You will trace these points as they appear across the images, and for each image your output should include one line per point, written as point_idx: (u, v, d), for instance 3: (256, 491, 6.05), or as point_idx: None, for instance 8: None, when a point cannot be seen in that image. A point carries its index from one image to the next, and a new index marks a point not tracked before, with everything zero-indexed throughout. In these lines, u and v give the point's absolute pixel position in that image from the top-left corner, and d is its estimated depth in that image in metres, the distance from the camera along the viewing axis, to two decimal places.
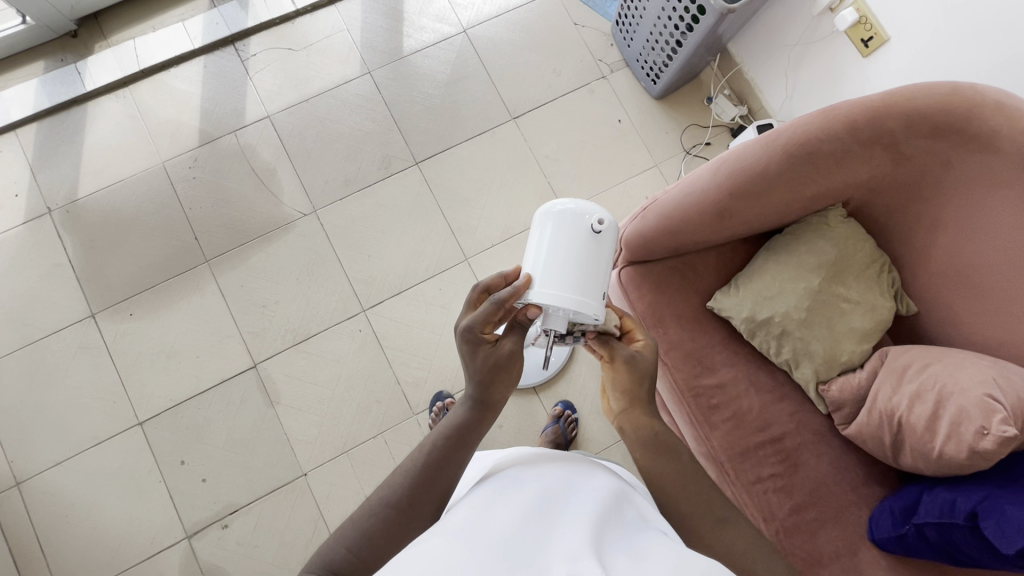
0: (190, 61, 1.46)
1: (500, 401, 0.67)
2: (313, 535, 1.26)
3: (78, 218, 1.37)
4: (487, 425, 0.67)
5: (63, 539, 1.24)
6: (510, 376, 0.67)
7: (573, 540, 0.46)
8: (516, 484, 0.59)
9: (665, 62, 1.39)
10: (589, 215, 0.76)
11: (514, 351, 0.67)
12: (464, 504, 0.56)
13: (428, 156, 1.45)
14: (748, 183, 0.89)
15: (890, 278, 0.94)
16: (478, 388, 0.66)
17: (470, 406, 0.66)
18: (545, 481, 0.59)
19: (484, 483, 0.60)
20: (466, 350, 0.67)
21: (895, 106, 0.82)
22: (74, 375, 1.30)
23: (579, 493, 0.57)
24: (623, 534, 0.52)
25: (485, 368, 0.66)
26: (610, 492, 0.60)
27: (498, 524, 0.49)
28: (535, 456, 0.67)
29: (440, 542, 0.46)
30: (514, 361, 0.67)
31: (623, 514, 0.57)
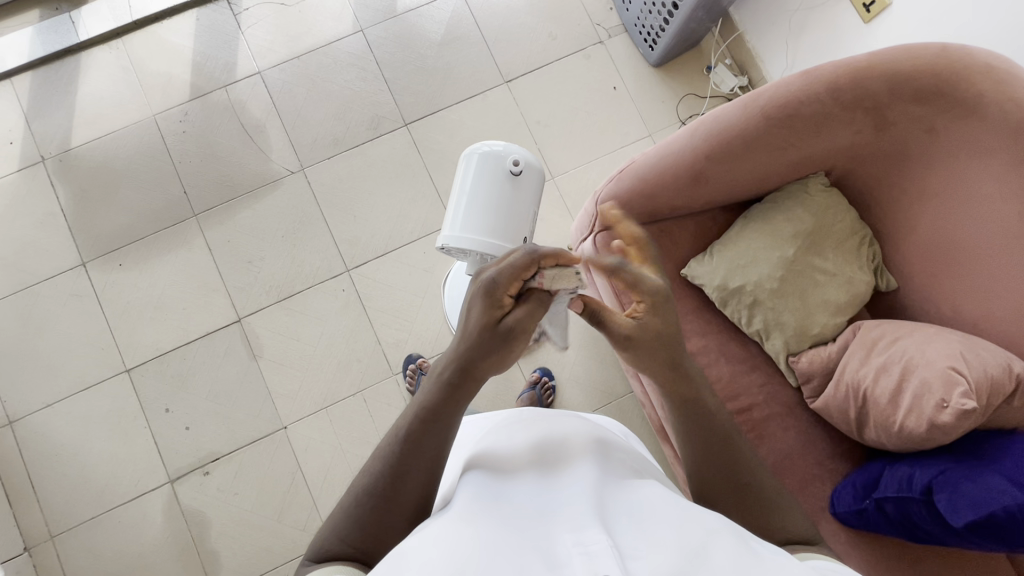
0: (183, 14, 1.45)
1: (485, 375, 0.61)
2: (291, 486, 1.29)
3: (70, 167, 1.39)
4: (466, 400, 0.61)
5: (53, 478, 1.29)
6: (501, 354, 0.61)
7: (575, 510, 0.45)
8: (510, 462, 0.57)
9: (662, 26, 1.35)
10: (511, 156, 0.88)
11: (518, 326, 0.60)
12: (459, 494, 0.53)
13: (417, 118, 1.43)
14: (726, 146, 0.86)
15: (870, 252, 0.92)
16: (465, 361, 0.60)
17: (447, 385, 0.60)
18: (535, 456, 0.57)
19: (477, 463, 0.58)
20: (478, 306, 0.60)
21: (878, 67, 0.78)
22: (65, 321, 1.34)
23: (575, 457, 0.56)
24: (625, 492, 0.51)
25: (483, 335, 0.60)
26: (609, 452, 0.59)
27: (495, 512, 0.47)
28: (527, 421, 0.65)
29: (439, 541, 0.44)
30: (518, 340, 0.61)
31: (625, 475, 0.56)
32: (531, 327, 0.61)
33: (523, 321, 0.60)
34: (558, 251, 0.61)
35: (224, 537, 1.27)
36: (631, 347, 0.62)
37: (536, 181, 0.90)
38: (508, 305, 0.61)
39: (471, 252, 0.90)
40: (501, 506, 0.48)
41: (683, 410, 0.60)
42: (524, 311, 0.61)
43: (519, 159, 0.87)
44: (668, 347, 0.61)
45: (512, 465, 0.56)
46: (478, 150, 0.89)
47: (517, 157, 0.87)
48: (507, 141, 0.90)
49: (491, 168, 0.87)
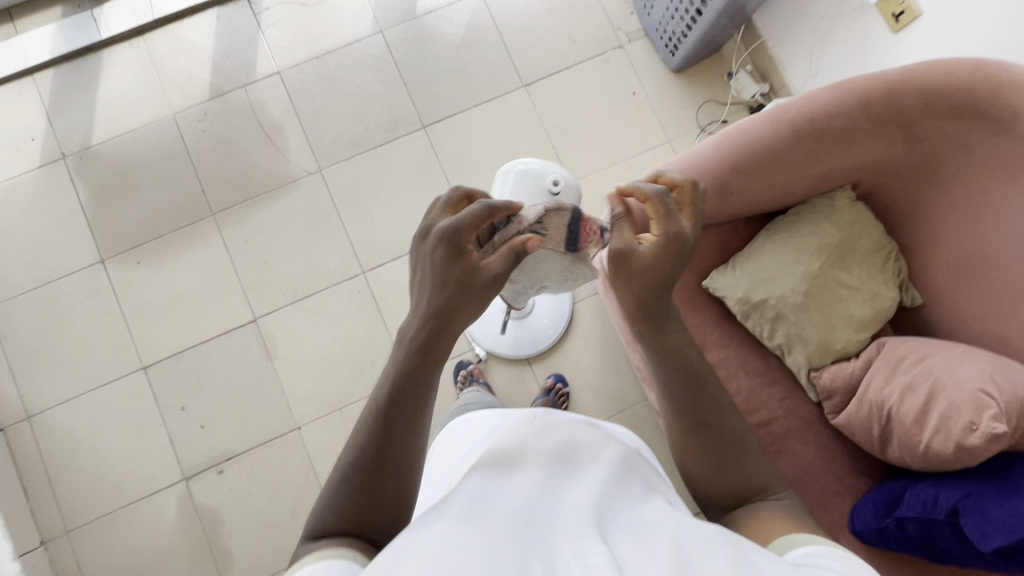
0: (203, 13, 1.45)
1: (459, 328, 0.61)
2: (304, 486, 1.30)
3: (90, 164, 1.40)
4: (441, 360, 0.61)
5: (70, 473, 1.31)
6: (479, 304, 0.61)
7: (580, 518, 0.44)
8: (518, 461, 0.56)
9: (684, 32, 1.34)
10: (549, 175, 0.87)
11: (497, 275, 0.60)
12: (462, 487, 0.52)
13: (435, 120, 1.43)
14: (752, 158, 0.85)
15: (896, 267, 0.90)
16: (440, 313, 0.59)
17: (418, 347, 0.59)
18: (545, 460, 0.56)
19: (485, 461, 0.57)
20: (442, 255, 0.59)
21: (910, 84, 0.78)
22: (83, 318, 1.35)
23: (585, 467, 0.54)
24: (632, 505, 0.50)
25: (457, 282, 0.59)
26: (621, 461, 0.58)
27: (498, 512, 0.46)
28: (540, 425, 0.64)
29: (437, 529, 0.43)
30: (495, 286, 0.61)
31: (633, 485, 0.54)
32: (506, 276, 0.61)
33: (501, 266, 0.61)
34: (508, 204, 0.61)
35: (237, 536, 1.28)
36: (627, 266, 0.60)
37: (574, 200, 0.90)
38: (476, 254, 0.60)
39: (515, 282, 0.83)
40: (504, 506, 0.47)
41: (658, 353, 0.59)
42: (497, 257, 0.61)
43: (559, 179, 0.86)
44: (663, 282, 0.59)
45: (521, 463, 0.55)
46: (516, 167, 0.88)
47: (555, 177, 0.87)
48: (544, 159, 0.89)
49: (529, 188, 0.86)
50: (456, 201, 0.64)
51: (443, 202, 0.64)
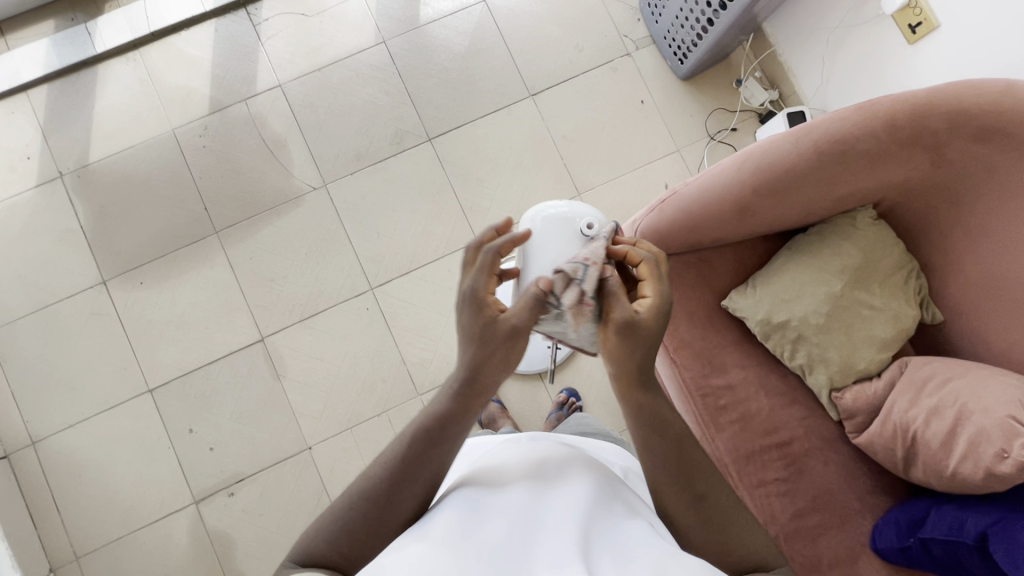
0: (201, 25, 1.41)
1: (494, 379, 0.62)
2: (316, 507, 1.28)
3: (89, 182, 1.36)
4: (476, 409, 0.61)
5: (77, 498, 1.28)
6: (508, 358, 0.61)
7: (558, 549, 0.44)
8: (502, 482, 0.56)
9: (694, 40, 1.32)
10: (579, 219, 0.78)
11: (517, 326, 0.60)
12: (444, 510, 0.52)
13: (441, 132, 1.40)
14: (774, 179, 0.84)
15: (917, 285, 0.89)
16: (471, 368, 0.61)
17: (457, 388, 0.61)
18: (528, 477, 0.56)
19: (469, 482, 0.57)
20: (469, 317, 0.62)
21: (937, 104, 0.77)
22: (86, 340, 1.32)
23: (566, 484, 0.54)
24: (613, 529, 0.50)
25: (482, 340, 0.60)
26: (606, 477, 0.58)
27: (477, 539, 0.46)
28: (530, 440, 0.65)
29: (415, 562, 0.43)
30: (520, 339, 0.61)
31: (615, 504, 0.54)
32: (528, 326, 0.61)
33: (523, 319, 0.61)
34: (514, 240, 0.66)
35: (250, 558, 1.27)
36: (620, 334, 0.60)
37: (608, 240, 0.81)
38: (498, 310, 0.61)
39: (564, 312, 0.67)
40: (483, 531, 0.47)
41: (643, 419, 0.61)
42: (520, 309, 0.61)
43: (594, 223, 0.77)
44: (650, 352, 0.62)
45: (508, 478, 0.56)
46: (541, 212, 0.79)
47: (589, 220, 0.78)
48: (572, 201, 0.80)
49: (560, 236, 0.77)
50: (470, 254, 0.66)
51: (466, 261, 0.67)
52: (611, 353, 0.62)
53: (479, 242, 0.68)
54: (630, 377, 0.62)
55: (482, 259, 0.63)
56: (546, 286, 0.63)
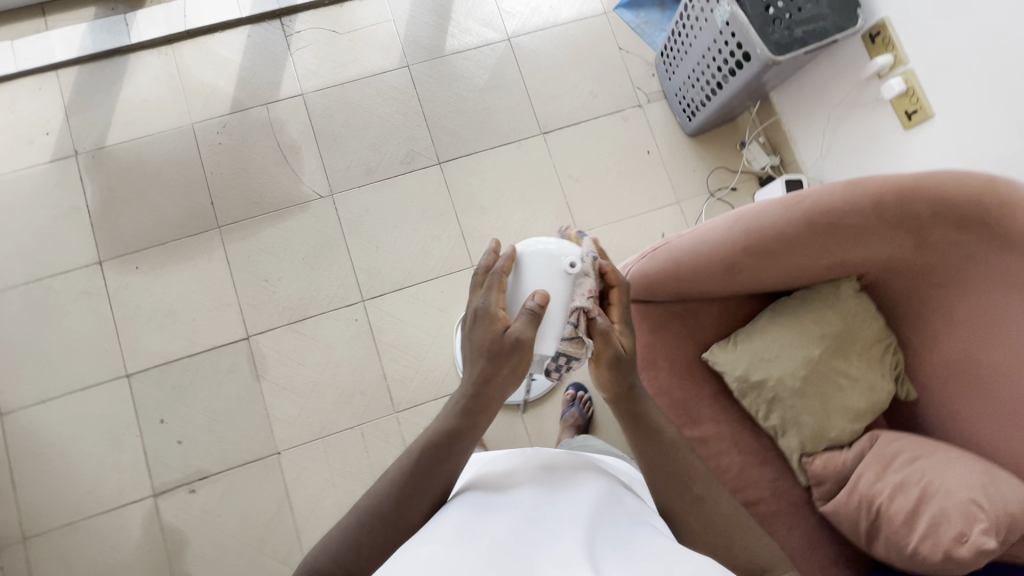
0: (235, 29, 1.47)
1: (501, 394, 0.65)
2: (277, 514, 1.26)
3: (102, 164, 1.39)
4: (482, 425, 0.64)
5: (36, 477, 1.26)
6: (511, 371, 0.64)
7: (564, 545, 0.46)
8: (506, 486, 0.58)
9: (702, 101, 1.35)
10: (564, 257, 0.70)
11: (522, 339, 0.63)
12: (450, 511, 0.54)
13: (451, 157, 1.44)
14: (763, 242, 0.87)
15: (894, 360, 0.91)
16: (482, 380, 0.63)
17: (463, 408, 0.63)
18: (532, 482, 0.58)
19: (473, 487, 0.59)
20: (479, 332, 0.64)
21: (926, 189, 0.79)
22: (72, 317, 1.32)
23: (569, 489, 0.57)
24: (615, 529, 0.52)
25: (491, 352, 0.63)
26: (605, 480, 0.62)
27: (485, 535, 0.48)
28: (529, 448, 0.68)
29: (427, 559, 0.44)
30: (525, 351, 0.63)
31: (616, 509, 0.56)
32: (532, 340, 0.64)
33: (528, 331, 0.63)
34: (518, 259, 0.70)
35: (201, 560, 1.24)
36: (610, 367, 0.70)
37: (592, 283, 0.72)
38: (505, 324, 0.64)
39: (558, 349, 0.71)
40: (491, 527, 0.49)
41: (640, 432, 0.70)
42: (522, 321, 0.64)
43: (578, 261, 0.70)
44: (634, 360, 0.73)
45: (513, 482, 0.59)
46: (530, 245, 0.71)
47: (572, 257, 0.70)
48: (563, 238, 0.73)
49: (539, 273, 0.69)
50: (478, 276, 0.69)
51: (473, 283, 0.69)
52: (603, 383, 0.72)
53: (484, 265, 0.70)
54: (623, 404, 0.71)
55: (489, 279, 0.68)
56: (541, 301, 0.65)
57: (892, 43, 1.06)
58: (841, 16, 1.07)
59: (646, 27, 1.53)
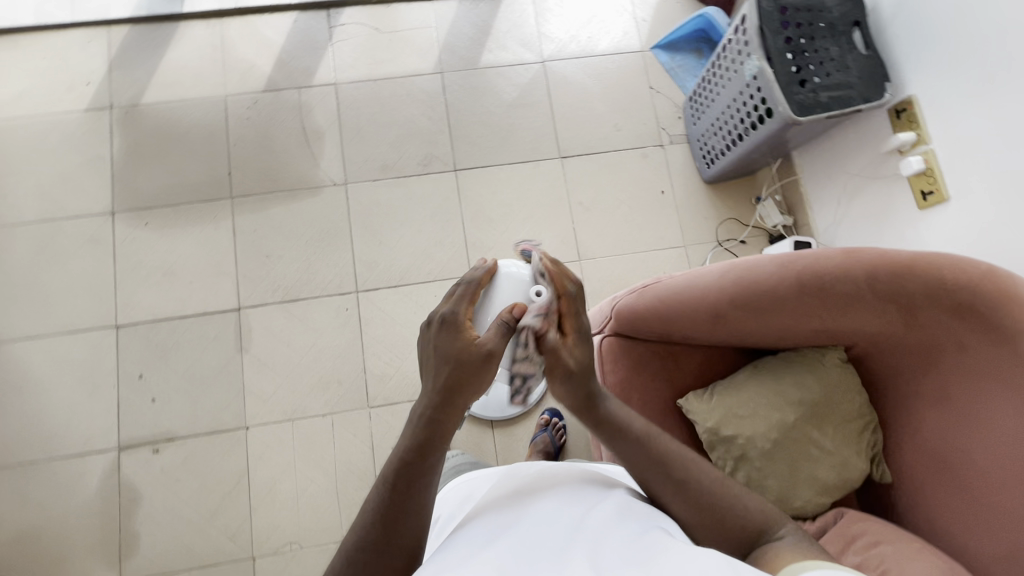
0: (283, 13, 1.52)
1: (467, 403, 0.64)
2: (234, 488, 1.26)
3: (133, 120, 1.44)
4: (449, 438, 0.64)
5: (10, 410, 1.28)
6: (479, 382, 0.62)
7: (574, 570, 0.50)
8: (516, 514, 0.61)
9: (723, 150, 1.36)
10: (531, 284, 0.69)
11: (493, 351, 0.62)
12: (469, 542, 0.58)
13: (468, 166, 1.46)
14: (754, 296, 0.86)
15: (872, 439, 0.89)
16: (446, 389, 0.62)
17: (424, 424, 0.63)
18: (543, 507, 0.62)
19: (488, 518, 0.62)
20: (445, 342, 0.63)
21: (921, 268, 0.78)
22: (76, 261, 1.36)
23: (576, 515, 0.60)
24: (624, 539, 0.55)
25: (459, 361, 0.61)
26: (611, 496, 0.65)
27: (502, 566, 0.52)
28: (515, 471, 0.72)
29: None
30: (493, 364, 0.62)
31: (624, 520, 0.60)
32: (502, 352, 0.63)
33: (498, 344, 0.63)
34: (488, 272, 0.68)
35: (151, 521, 1.23)
36: (563, 380, 0.67)
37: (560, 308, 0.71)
38: (473, 336, 0.63)
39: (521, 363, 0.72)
40: (507, 557, 0.53)
41: (604, 427, 0.69)
42: (492, 334, 0.63)
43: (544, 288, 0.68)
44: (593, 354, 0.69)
45: (506, 505, 0.64)
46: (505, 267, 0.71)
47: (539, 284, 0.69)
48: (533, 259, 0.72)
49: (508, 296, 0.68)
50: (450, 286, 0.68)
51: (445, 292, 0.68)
52: (560, 395, 0.69)
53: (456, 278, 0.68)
54: (585, 407, 0.69)
55: (463, 288, 0.66)
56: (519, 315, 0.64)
57: (917, 121, 1.04)
58: (869, 87, 1.08)
59: (679, 70, 1.55)
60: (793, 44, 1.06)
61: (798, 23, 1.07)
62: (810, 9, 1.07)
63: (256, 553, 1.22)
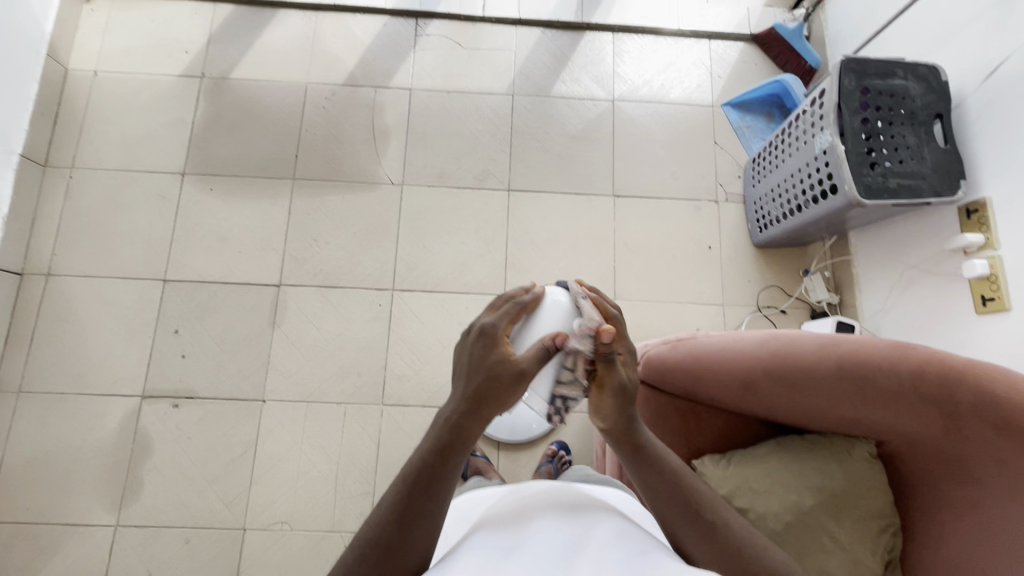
0: (375, 16, 1.60)
1: (492, 415, 0.61)
2: (239, 457, 1.29)
3: (219, 91, 1.52)
4: (471, 440, 0.61)
5: (52, 340, 1.35)
6: (508, 397, 0.60)
7: None
8: (517, 534, 0.60)
9: (779, 216, 1.34)
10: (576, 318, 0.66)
11: (526, 372, 0.60)
12: (470, 554, 0.57)
13: (521, 188, 1.49)
14: (789, 372, 0.85)
15: (891, 543, 0.84)
16: (474, 399, 0.60)
17: (449, 426, 0.61)
18: (544, 530, 0.61)
19: (488, 533, 0.62)
20: (479, 352, 0.61)
21: (970, 378, 0.76)
22: (141, 212, 1.43)
23: (577, 538, 0.59)
24: (626, 562, 0.54)
25: (491, 373, 0.60)
26: (613, 521, 0.64)
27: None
28: (513, 496, 0.72)
29: None
30: (523, 384, 0.60)
31: (625, 545, 0.58)
32: (534, 374, 0.60)
33: (532, 366, 0.60)
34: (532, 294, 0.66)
35: (157, 473, 1.27)
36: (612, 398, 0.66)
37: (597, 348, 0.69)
38: (509, 352, 0.61)
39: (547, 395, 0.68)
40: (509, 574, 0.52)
41: (634, 456, 0.68)
42: (529, 354, 0.61)
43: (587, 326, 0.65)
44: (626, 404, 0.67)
45: (507, 523, 0.63)
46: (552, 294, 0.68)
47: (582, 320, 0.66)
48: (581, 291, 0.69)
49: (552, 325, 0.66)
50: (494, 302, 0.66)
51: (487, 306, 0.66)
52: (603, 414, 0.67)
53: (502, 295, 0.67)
54: (622, 436, 0.68)
55: (507, 305, 0.65)
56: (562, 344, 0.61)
57: (987, 224, 1.01)
58: (942, 181, 1.05)
59: (747, 131, 1.54)
60: (870, 125, 1.05)
61: (878, 106, 1.06)
62: (894, 94, 1.06)
63: (248, 526, 1.24)
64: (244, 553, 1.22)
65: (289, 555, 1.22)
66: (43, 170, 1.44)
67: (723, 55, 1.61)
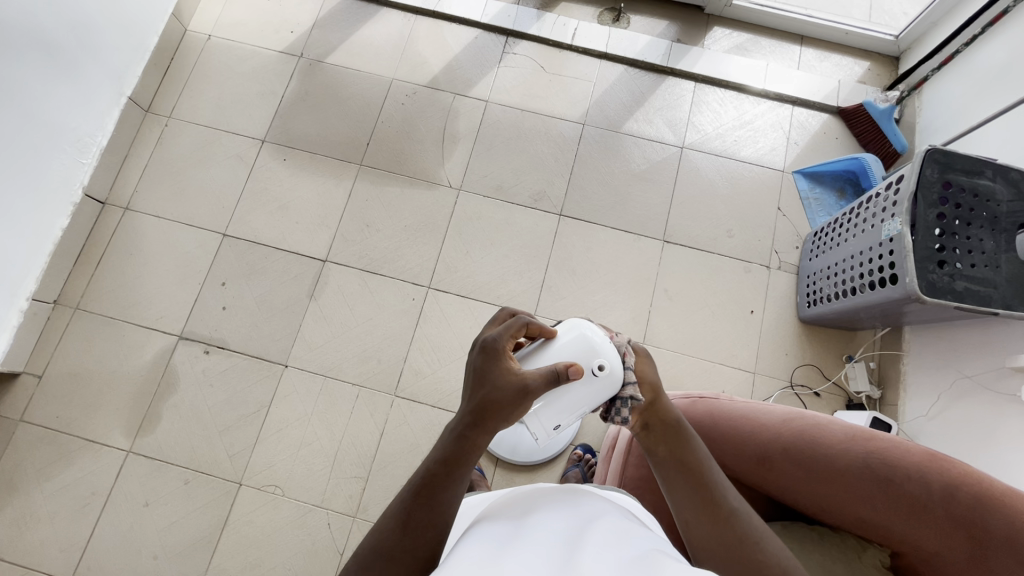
0: (468, 27, 1.67)
1: (498, 427, 0.62)
2: (250, 414, 1.34)
3: (311, 73, 1.62)
4: (480, 450, 0.61)
5: (114, 269, 1.45)
6: (515, 411, 0.61)
7: (592, 556, 0.47)
8: (529, 513, 0.58)
9: (830, 296, 1.29)
10: (594, 354, 0.68)
11: (531, 388, 0.61)
12: (484, 529, 0.55)
13: (573, 216, 1.50)
14: (808, 455, 0.81)
15: None
16: (478, 408, 0.61)
17: (455, 434, 0.61)
18: (554, 511, 0.59)
19: (501, 513, 0.60)
20: (484, 365, 0.63)
21: (1006, 508, 0.70)
22: (217, 169, 1.54)
23: (589, 518, 0.57)
24: (638, 543, 0.52)
25: (496, 384, 0.61)
26: (621, 514, 0.61)
27: (521, 546, 0.50)
28: (503, 500, 0.67)
29: (468, 558, 0.47)
30: (527, 399, 0.61)
31: (638, 533, 0.55)
32: (540, 391, 0.62)
33: (538, 383, 0.62)
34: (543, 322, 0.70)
35: (175, 412, 1.34)
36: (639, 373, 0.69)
37: (605, 398, 0.69)
38: (514, 366, 0.63)
39: (544, 420, 0.70)
40: (524, 542, 0.51)
41: (665, 443, 0.67)
42: (537, 372, 0.62)
43: (606, 364, 0.68)
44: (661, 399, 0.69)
45: (501, 521, 0.57)
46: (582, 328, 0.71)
47: (601, 359, 0.68)
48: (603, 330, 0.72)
49: (569, 355, 0.69)
50: (503, 315, 0.71)
51: (495, 323, 0.69)
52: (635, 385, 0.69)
53: (516, 311, 0.71)
54: (657, 417, 0.69)
55: (514, 321, 0.67)
56: (576, 376, 0.63)
57: None
58: (1015, 294, 0.98)
59: (814, 203, 1.50)
60: (945, 222, 1.00)
61: (957, 203, 1.00)
62: (977, 195, 1.00)
63: (244, 481, 1.28)
64: (235, 508, 1.26)
65: (274, 519, 1.25)
66: (144, 115, 1.57)
67: (805, 123, 1.58)
